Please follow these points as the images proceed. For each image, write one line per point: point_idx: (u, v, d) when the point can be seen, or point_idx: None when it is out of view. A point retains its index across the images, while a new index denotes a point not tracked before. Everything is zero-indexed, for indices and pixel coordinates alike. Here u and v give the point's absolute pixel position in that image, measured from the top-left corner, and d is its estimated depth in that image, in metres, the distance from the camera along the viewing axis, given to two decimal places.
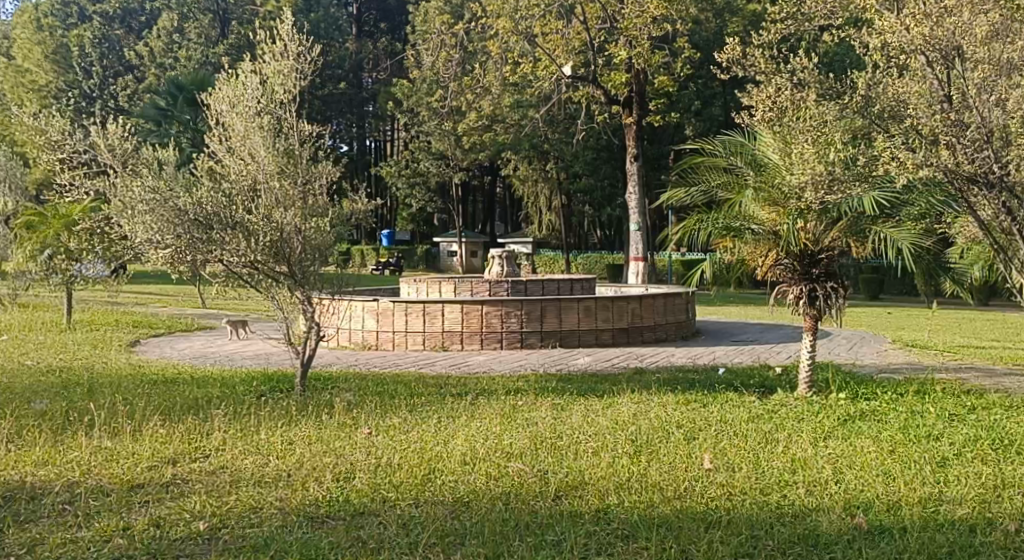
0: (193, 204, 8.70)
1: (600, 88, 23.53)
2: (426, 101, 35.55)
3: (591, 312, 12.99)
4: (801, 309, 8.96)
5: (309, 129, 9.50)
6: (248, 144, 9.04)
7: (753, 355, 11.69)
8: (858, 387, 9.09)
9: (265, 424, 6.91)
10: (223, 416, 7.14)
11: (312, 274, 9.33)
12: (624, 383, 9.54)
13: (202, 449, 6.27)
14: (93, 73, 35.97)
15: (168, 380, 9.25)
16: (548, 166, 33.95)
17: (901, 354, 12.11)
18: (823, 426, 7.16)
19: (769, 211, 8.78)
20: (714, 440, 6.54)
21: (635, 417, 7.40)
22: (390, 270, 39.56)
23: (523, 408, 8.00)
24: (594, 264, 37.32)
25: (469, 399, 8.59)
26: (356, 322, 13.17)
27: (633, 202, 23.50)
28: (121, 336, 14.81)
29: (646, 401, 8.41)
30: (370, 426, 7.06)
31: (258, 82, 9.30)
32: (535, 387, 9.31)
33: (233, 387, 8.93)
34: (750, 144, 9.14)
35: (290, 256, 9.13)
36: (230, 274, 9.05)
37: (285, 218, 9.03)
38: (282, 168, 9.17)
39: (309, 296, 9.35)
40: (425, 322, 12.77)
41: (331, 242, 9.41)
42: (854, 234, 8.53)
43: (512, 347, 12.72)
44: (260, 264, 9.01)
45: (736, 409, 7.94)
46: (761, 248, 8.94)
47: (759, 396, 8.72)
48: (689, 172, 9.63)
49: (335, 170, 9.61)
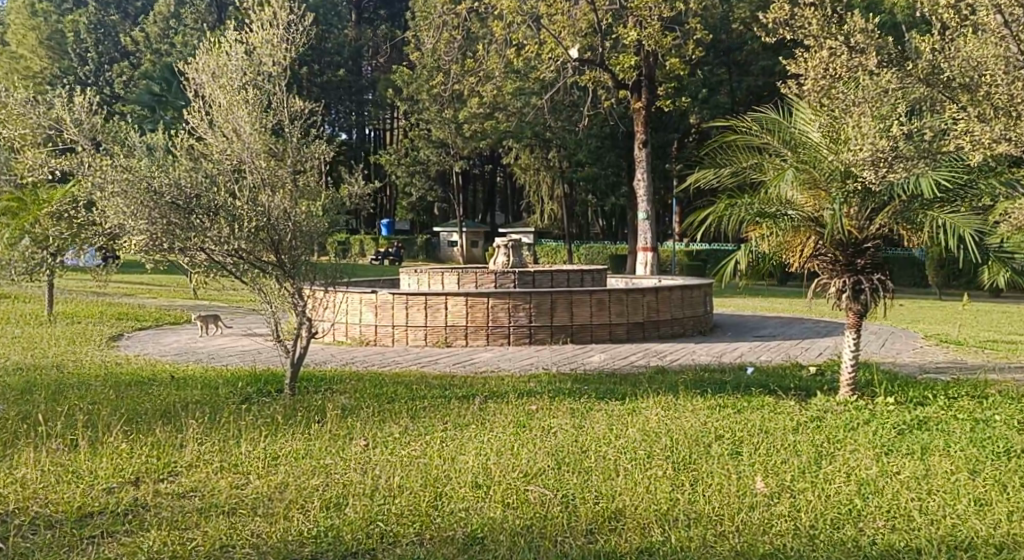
0: (170, 185, 7.80)
1: (607, 71, 22.61)
2: (427, 88, 34.62)
3: (604, 305, 12.13)
4: (843, 305, 8.02)
5: (299, 105, 8.66)
6: (232, 119, 8.17)
7: (781, 353, 10.83)
8: (906, 390, 8.23)
9: (245, 437, 6.03)
10: (200, 426, 6.27)
11: (303, 264, 8.43)
12: (645, 385, 8.68)
13: (172, 465, 5.43)
14: (88, 59, 34.98)
15: (145, 381, 8.40)
16: (551, 154, 33.10)
17: (939, 351, 11.27)
18: (882, 437, 6.30)
19: (809, 194, 7.90)
20: (761, 455, 5.72)
21: (664, 427, 6.55)
22: (389, 260, 38.71)
23: (538, 415, 7.15)
24: (597, 255, 36.45)
25: (477, 403, 7.74)
26: (354, 316, 12.32)
27: (642, 191, 22.62)
28: (103, 330, 13.91)
29: (674, 406, 7.54)
30: (367, 437, 6.21)
31: (243, 54, 8.47)
32: (548, 390, 8.46)
33: (214, 389, 8.07)
34: (785, 121, 8.27)
35: (280, 246, 8.25)
36: (211, 264, 8.14)
37: (272, 202, 8.15)
38: (270, 147, 8.32)
39: (299, 290, 8.44)
40: (427, 316, 11.91)
41: (325, 229, 8.55)
42: (904, 219, 7.65)
43: (520, 342, 11.86)
44: (246, 253, 8.11)
45: (778, 417, 7.08)
46: (799, 235, 7.98)
47: (800, 401, 7.84)
48: (717, 154, 8.74)
49: (329, 152, 8.88)
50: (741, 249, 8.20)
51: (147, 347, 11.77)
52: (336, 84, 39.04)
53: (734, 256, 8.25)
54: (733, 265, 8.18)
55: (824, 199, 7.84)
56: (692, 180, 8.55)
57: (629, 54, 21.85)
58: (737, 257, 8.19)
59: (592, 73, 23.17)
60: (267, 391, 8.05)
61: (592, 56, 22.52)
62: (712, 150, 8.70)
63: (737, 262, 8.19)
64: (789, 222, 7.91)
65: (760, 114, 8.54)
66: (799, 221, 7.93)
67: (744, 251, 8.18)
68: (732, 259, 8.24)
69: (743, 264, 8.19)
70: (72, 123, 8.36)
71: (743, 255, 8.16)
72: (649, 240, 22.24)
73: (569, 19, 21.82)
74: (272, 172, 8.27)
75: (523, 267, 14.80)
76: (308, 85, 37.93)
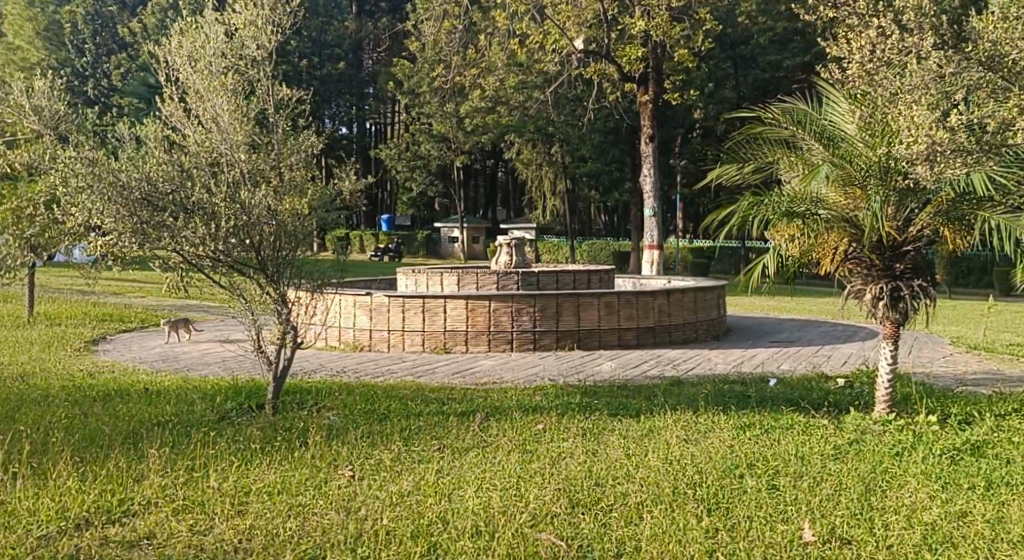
0: (140, 180, 7.08)
1: (613, 63, 21.83)
2: (428, 82, 33.82)
3: (613, 308, 11.42)
4: (879, 314, 7.32)
5: (286, 92, 7.91)
6: (211, 108, 7.42)
7: (802, 362, 10.13)
8: (947, 405, 7.51)
9: (218, 466, 5.36)
10: (166, 453, 5.58)
11: (287, 265, 7.67)
12: (661, 400, 7.97)
13: (127, 502, 4.77)
14: (85, 52, 34.20)
15: (115, 393, 7.71)
16: (553, 149, 32.36)
17: (971, 358, 10.57)
18: (933, 466, 5.66)
19: (843, 193, 7.21)
20: (804, 490, 5.04)
21: (687, 451, 5.88)
22: (389, 256, 37.99)
23: (547, 438, 6.46)
24: (600, 252, 35.75)
25: (477, 421, 7.05)
26: (347, 319, 11.63)
27: (649, 187, 21.91)
28: (84, 331, 13.19)
29: (694, 425, 6.85)
30: (355, 466, 5.54)
31: (223, 36, 7.72)
32: (555, 404, 7.76)
33: (189, 404, 7.35)
34: (816, 112, 7.58)
35: (263, 248, 7.49)
36: (188, 267, 7.41)
37: (254, 199, 7.41)
38: (252, 139, 7.57)
39: (284, 297, 7.68)
40: (425, 320, 11.21)
41: (312, 228, 7.82)
42: (952, 220, 6.94)
43: (523, 348, 11.15)
44: (224, 256, 7.35)
45: (810, 440, 6.39)
46: (833, 236, 7.24)
47: (834, 421, 7.12)
48: (741, 146, 8.05)
49: (320, 142, 8.11)
50: (769, 252, 7.51)
51: (124, 352, 11.08)
52: (336, 77, 38.32)
53: (761, 258, 7.58)
54: (761, 269, 7.50)
55: (860, 197, 7.15)
56: (714, 177, 7.88)
57: (635, 45, 21.09)
58: (765, 260, 7.51)
59: (597, 65, 22.40)
60: (246, 407, 7.32)
61: (597, 47, 21.74)
62: (736, 144, 8.02)
63: (765, 266, 7.51)
64: (819, 224, 7.21)
65: (788, 103, 7.85)
66: (832, 222, 7.23)
67: (772, 253, 7.49)
68: (760, 262, 7.56)
69: (770, 266, 7.47)
70: (37, 111, 7.67)
71: (771, 258, 7.47)
72: (656, 237, 21.49)
73: (575, 9, 21.02)
74: (254, 165, 7.53)
75: (526, 266, 14.10)
76: (307, 78, 37.23)
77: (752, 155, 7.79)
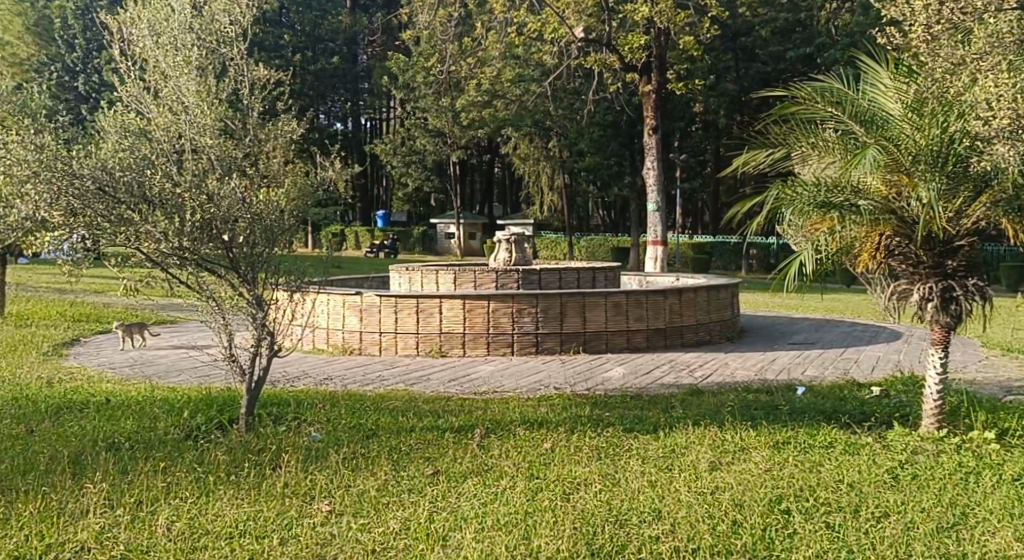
0: (94, 167, 6.21)
1: (615, 53, 20.99)
2: (423, 75, 32.94)
3: (621, 309, 10.61)
4: (927, 317, 6.56)
5: (262, 72, 7.06)
6: (175, 88, 6.57)
7: (828, 368, 9.35)
8: (1004, 419, 6.71)
9: (176, 499, 4.61)
10: (114, 483, 4.82)
11: (265, 263, 6.76)
12: (681, 413, 7.17)
13: (57, 550, 4.03)
14: (76, 46, 33.22)
15: (72, 406, 6.90)
16: (551, 143, 31.52)
17: (1010, 362, 9.79)
18: (1006, 495, 4.92)
19: (886, 181, 6.46)
20: (862, 534, 4.33)
21: (720, 478, 5.14)
22: (384, 253, 37.13)
23: (555, 460, 5.69)
24: (598, 247, 34.97)
25: (474, 440, 6.27)
26: (336, 321, 10.82)
27: (652, 181, 21.06)
28: (56, 333, 12.34)
29: (721, 445, 6.06)
30: (335, 498, 4.77)
31: (190, 10, 6.86)
32: (564, 419, 6.96)
33: (153, 419, 6.53)
34: (855, 93, 6.78)
35: (234, 245, 6.58)
36: (151, 267, 6.51)
37: (224, 189, 6.51)
38: (224, 123, 6.71)
39: (261, 299, 6.78)
40: (419, 321, 10.39)
41: (293, 222, 6.92)
42: (1010, 211, 6.19)
43: (525, 352, 10.34)
44: (190, 253, 6.44)
45: (854, 463, 5.62)
46: (877, 230, 6.51)
47: (881, 439, 6.31)
48: (772, 131, 7.26)
49: (299, 129, 7.28)
50: (807, 248, 6.66)
51: (96, 355, 10.28)
52: (331, 72, 37.45)
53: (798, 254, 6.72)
54: (798, 267, 6.65)
55: (907, 185, 6.40)
56: (742, 163, 7.09)
57: (638, 33, 20.25)
58: (802, 257, 6.66)
59: (598, 55, 21.53)
60: (217, 422, 6.50)
61: (598, 36, 20.90)
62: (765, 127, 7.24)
63: (803, 263, 6.65)
64: (862, 216, 6.44)
65: (823, 82, 7.03)
66: (876, 213, 6.46)
67: (810, 248, 6.63)
68: (796, 258, 6.71)
69: (808, 265, 6.69)
70: None
71: (809, 254, 6.61)
72: (660, 232, 20.59)
73: None
74: (225, 150, 6.66)
75: (526, 263, 13.31)
76: (300, 72, 36.37)
77: (785, 139, 6.98)
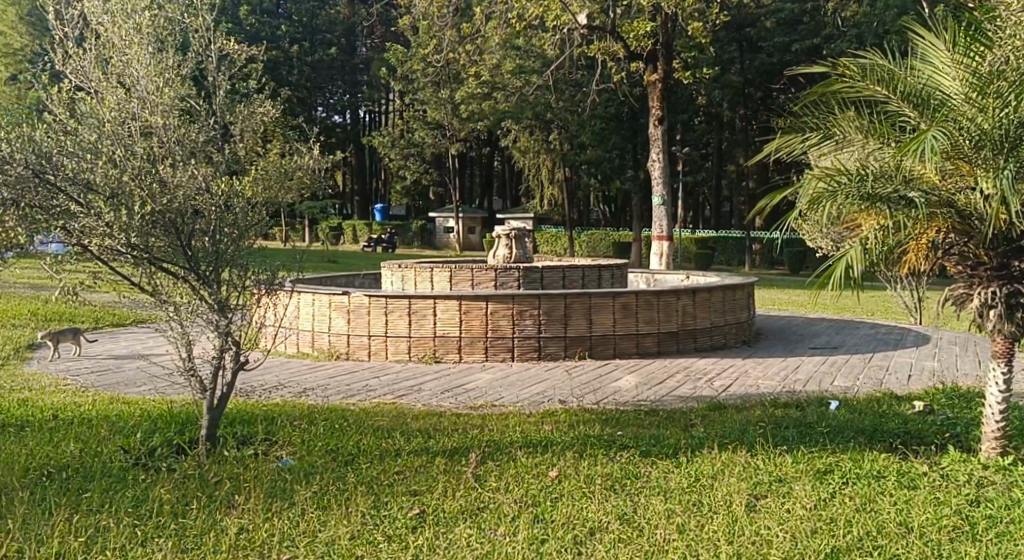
0: (26, 150, 5.33)
1: (618, 41, 20.05)
2: (420, 67, 32.03)
3: (630, 311, 9.78)
4: (988, 326, 5.75)
5: (228, 47, 6.17)
6: (124, 59, 5.68)
7: (859, 377, 8.49)
8: None
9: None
10: (38, 538, 4.05)
11: (235, 259, 5.83)
12: (704, 433, 6.34)
13: None
14: None
15: (11, 425, 6.05)
16: (552, 135, 30.62)
17: None
18: None
19: (940, 169, 5.64)
20: None
21: (762, 525, 4.39)
22: (382, 247, 36.26)
23: (561, 497, 4.88)
24: (599, 242, 34.13)
25: (468, 468, 5.45)
26: (322, 322, 9.97)
27: (657, 174, 20.09)
28: (26, 334, 11.46)
29: (753, 480, 5.23)
30: (299, 551, 4.02)
31: None
32: (570, 440, 6.13)
33: (100, 441, 5.68)
34: (906, 69, 5.94)
35: (189, 240, 5.65)
36: (99, 266, 5.64)
37: (183, 176, 5.62)
38: (181, 102, 5.82)
39: (224, 304, 5.82)
40: (411, 324, 9.56)
41: (265, 215, 6.01)
42: None
43: (527, 357, 9.51)
44: (141, 252, 5.52)
45: (909, 497, 4.85)
46: (931, 228, 5.68)
47: (938, 466, 5.48)
48: (807, 111, 6.39)
49: (273, 111, 6.40)
50: (853, 246, 5.76)
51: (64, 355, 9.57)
52: (328, 63, 36.50)
53: (844, 253, 5.81)
54: (844, 269, 5.74)
55: (967, 175, 5.58)
56: (774, 149, 6.24)
57: (643, 19, 19.25)
58: (849, 257, 5.74)
59: (601, 43, 20.57)
60: (175, 445, 5.67)
61: (601, 23, 19.97)
62: (802, 108, 6.37)
63: (849, 264, 5.74)
64: (915, 209, 5.58)
65: (867, 55, 6.17)
66: (932, 207, 5.58)
67: (858, 247, 5.73)
68: (842, 258, 5.79)
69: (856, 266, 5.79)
70: None
71: (857, 253, 5.71)
72: (665, 226, 19.65)
73: None
74: (183, 133, 5.77)
75: (526, 259, 12.46)
76: (297, 63, 35.48)
77: (824, 122, 6.14)
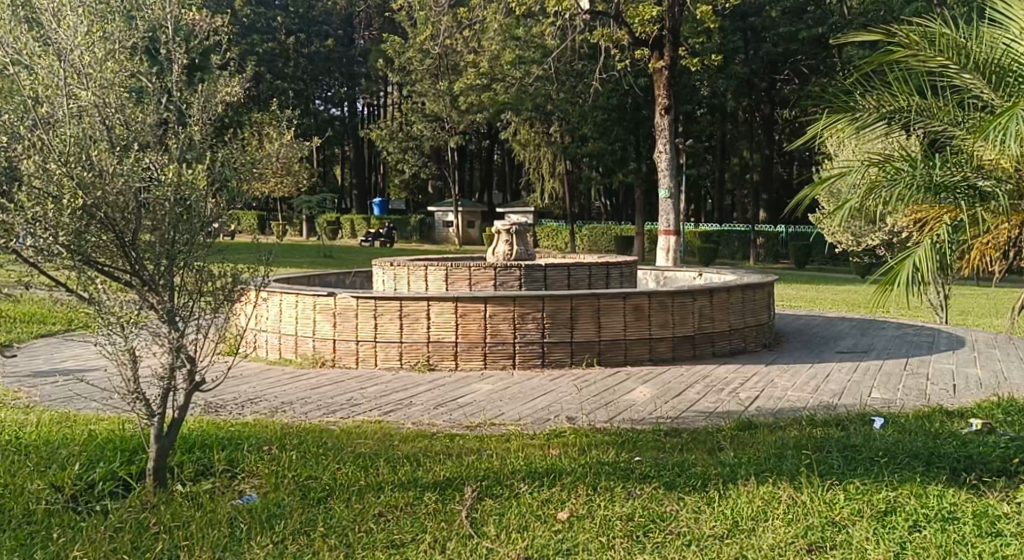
0: None
1: (623, 27, 19.10)
2: (418, 59, 31.07)
3: (643, 313, 8.91)
4: None
5: (181, 20, 5.27)
6: (54, 20, 4.80)
7: (902, 387, 7.65)
8: None
9: None
10: None
11: (195, 257, 4.97)
12: (736, 458, 5.48)
13: None
14: None
15: None
16: (552, 127, 29.69)
17: None
18: None
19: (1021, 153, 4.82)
20: None
21: None
22: (379, 242, 35.31)
23: (574, 553, 4.11)
24: (601, 236, 33.25)
25: (462, 507, 4.61)
26: (306, 326, 9.10)
27: (663, 166, 19.16)
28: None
29: (796, 527, 4.38)
30: None
31: None
32: (581, 468, 5.28)
33: (28, 478, 4.84)
34: (976, 39, 5.08)
35: (136, 239, 4.79)
36: (28, 269, 4.76)
37: (126, 166, 4.74)
38: (124, 79, 4.94)
39: (175, 314, 4.97)
40: (403, 328, 8.70)
41: (228, 205, 5.13)
42: None
43: (529, 365, 8.66)
44: (76, 252, 4.65)
45: (985, 558, 4.06)
46: (1008, 221, 4.99)
47: (1015, 504, 4.64)
48: (856, 87, 5.50)
49: (235, 94, 5.50)
50: (923, 244, 4.93)
51: (28, 362, 8.91)
52: (325, 55, 35.49)
53: (911, 252, 4.97)
54: (910, 272, 4.91)
55: None
56: (821, 130, 5.35)
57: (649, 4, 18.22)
58: (917, 259, 4.89)
59: (605, 29, 19.62)
60: (118, 480, 4.84)
61: (605, 9, 18.99)
62: (851, 81, 5.51)
63: (917, 267, 4.90)
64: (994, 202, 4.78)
65: (927, 20, 5.30)
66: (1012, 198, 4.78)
67: (929, 247, 4.88)
68: (909, 258, 4.94)
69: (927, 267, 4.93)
70: None
71: (927, 255, 4.87)
72: (671, 220, 18.79)
73: None
74: (129, 111, 4.90)
75: (525, 257, 11.60)
76: (293, 55, 34.48)
77: (878, 98, 5.30)
